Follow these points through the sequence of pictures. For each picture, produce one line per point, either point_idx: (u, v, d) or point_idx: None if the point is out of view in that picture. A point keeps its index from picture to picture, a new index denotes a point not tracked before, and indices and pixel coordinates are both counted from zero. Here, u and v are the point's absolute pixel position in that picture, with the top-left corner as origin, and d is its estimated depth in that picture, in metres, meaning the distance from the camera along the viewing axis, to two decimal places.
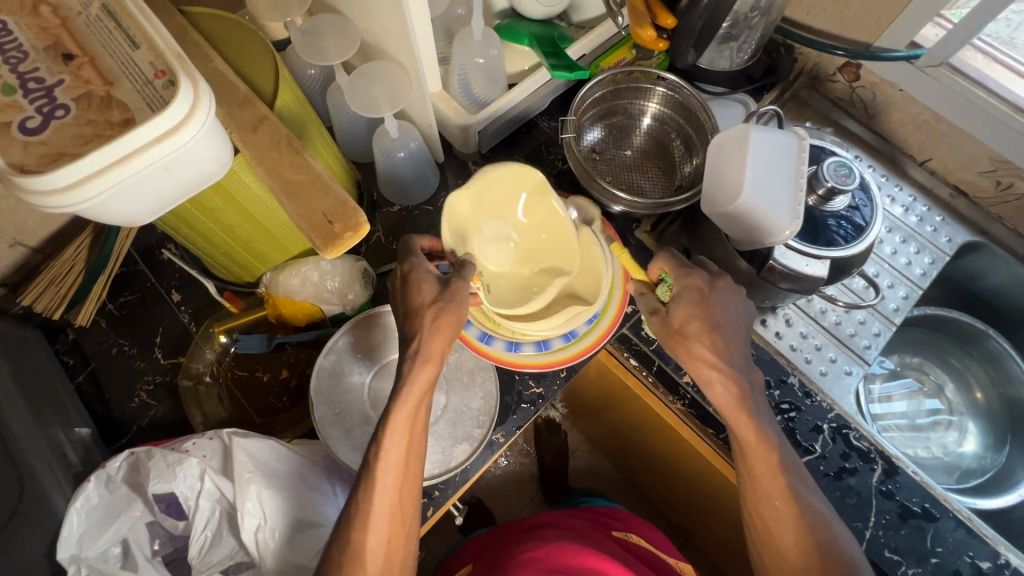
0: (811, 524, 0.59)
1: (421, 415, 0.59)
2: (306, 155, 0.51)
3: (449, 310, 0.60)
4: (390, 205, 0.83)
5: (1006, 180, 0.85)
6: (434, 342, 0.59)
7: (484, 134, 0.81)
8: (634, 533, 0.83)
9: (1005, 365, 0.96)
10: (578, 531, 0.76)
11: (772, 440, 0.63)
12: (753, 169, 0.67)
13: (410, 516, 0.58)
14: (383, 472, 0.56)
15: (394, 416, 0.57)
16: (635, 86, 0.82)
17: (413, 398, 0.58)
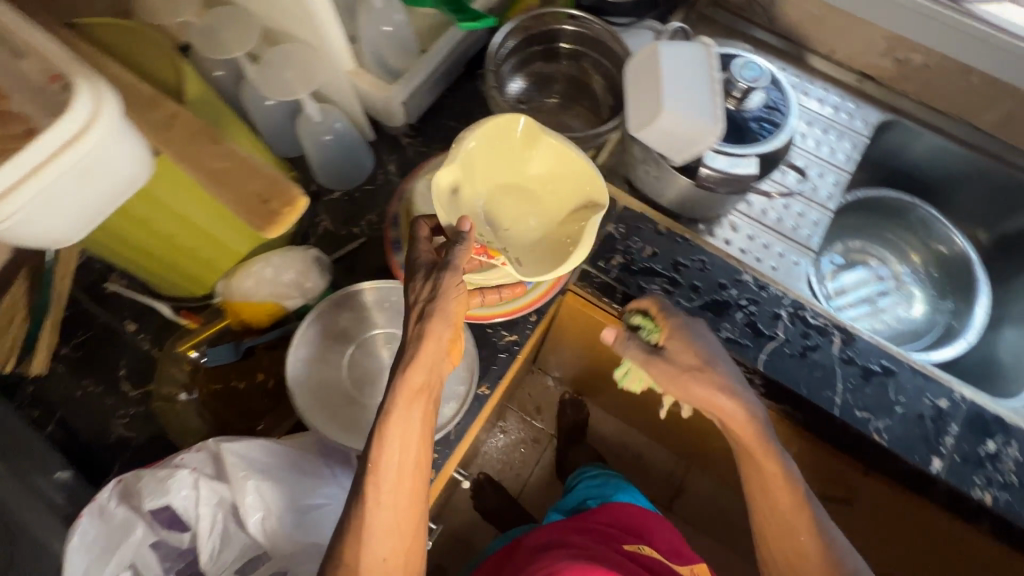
0: (820, 532, 0.63)
1: (415, 419, 0.55)
2: (227, 143, 0.50)
3: (444, 304, 0.55)
4: (330, 192, 0.82)
5: (903, 56, 0.92)
6: (427, 339, 0.54)
7: (408, 104, 0.81)
8: (645, 545, 0.83)
9: (935, 228, 1.03)
10: (584, 549, 0.75)
11: (756, 423, 0.64)
12: (666, 86, 0.69)
13: (411, 516, 0.55)
14: (375, 479, 0.54)
15: (382, 423, 0.54)
16: (546, 28, 0.82)
17: (402, 403, 0.54)
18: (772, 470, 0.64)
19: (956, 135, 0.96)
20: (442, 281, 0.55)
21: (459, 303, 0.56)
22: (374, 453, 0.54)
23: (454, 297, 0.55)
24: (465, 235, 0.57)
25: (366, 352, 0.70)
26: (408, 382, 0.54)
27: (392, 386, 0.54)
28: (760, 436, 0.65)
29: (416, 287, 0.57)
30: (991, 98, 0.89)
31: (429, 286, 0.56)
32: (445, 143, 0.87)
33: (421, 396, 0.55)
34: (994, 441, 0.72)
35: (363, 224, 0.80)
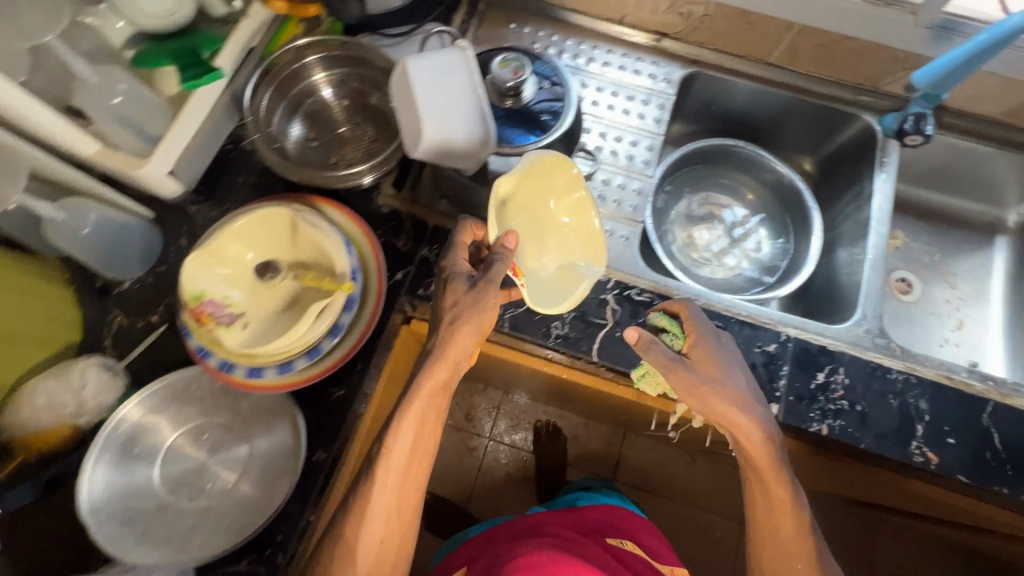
0: (809, 539, 0.68)
1: (432, 414, 0.66)
2: None
3: (475, 307, 0.65)
4: (119, 284, 0.75)
5: (685, 9, 0.91)
6: (455, 347, 0.64)
7: (176, 172, 0.75)
8: (628, 540, 0.90)
9: (761, 164, 1.05)
10: (564, 541, 0.83)
11: (774, 441, 0.67)
12: (422, 108, 0.67)
13: (414, 497, 0.66)
14: (387, 465, 0.64)
15: (406, 414, 0.64)
16: (297, 66, 0.79)
17: (424, 398, 0.65)
18: (776, 488, 0.67)
19: (756, 75, 0.97)
20: (480, 292, 0.65)
21: (489, 316, 0.66)
22: (390, 439, 0.64)
23: (482, 305, 0.65)
24: (502, 249, 0.65)
25: (176, 455, 0.66)
26: (423, 390, 0.64)
27: (417, 385, 0.64)
28: (768, 454, 0.67)
29: (454, 290, 0.66)
30: (773, 36, 0.90)
31: (471, 291, 0.65)
32: (239, 200, 0.81)
33: (442, 393, 0.66)
34: (823, 372, 0.74)
35: (160, 310, 0.74)
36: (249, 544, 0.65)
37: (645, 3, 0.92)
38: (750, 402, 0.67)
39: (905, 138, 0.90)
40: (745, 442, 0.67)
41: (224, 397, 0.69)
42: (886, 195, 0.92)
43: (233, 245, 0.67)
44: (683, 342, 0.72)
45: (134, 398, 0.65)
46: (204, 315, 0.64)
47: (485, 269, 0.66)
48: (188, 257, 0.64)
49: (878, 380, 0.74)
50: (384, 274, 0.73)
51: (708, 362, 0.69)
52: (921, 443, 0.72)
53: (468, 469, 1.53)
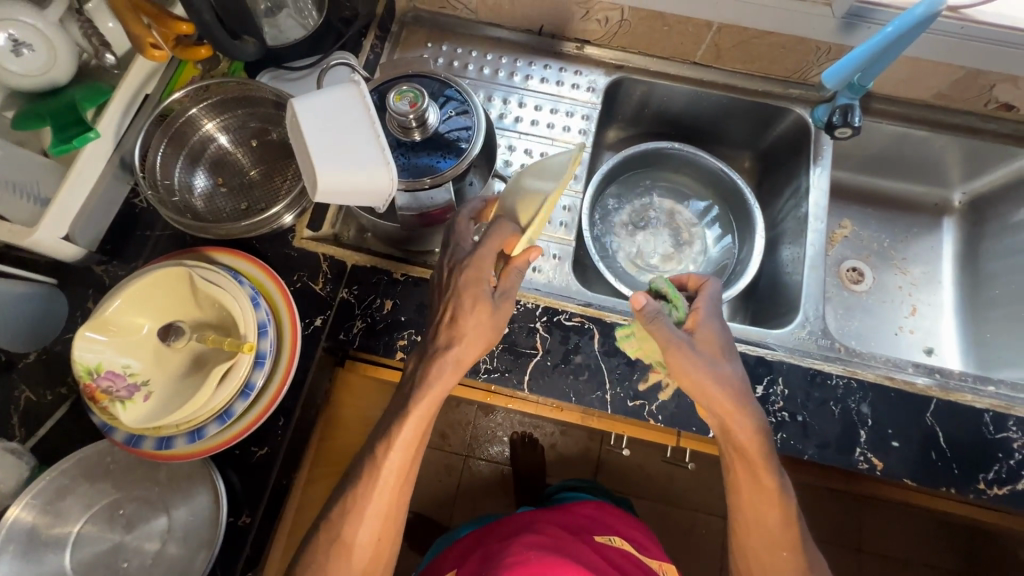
0: (789, 536, 0.65)
1: (432, 419, 0.65)
2: None
3: (479, 313, 0.64)
4: (25, 356, 0.72)
5: (602, 15, 0.88)
6: (464, 346, 0.64)
7: (71, 235, 0.71)
8: (618, 537, 0.87)
9: (699, 163, 1.02)
10: (556, 539, 0.78)
11: (762, 428, 0.64)
12: (316, 148, 0.63)
13: (404, 501, 0.66)
14: (389, 468, 0.63)
15: (410, 418, 0.63)
16: (186, 116, 0.75)
17: (428, 401, 0.64)
18: (764, 481, 0.64)
19: (684, 76, 0.95)
20: (496, 300, 0.65)
21: (495, 324, 0.65)
22: (392, 440, 0.63)
23: (490, 310, 0.64)
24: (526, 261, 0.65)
25: (89, 536, 0.63)
26: (425, 397, 0.63)
27: (427, 386, 0.63)
28: (759, 445, 0.63)
29: (466, 290, 0.64)
30: (694, 35, 0.88)
31: (489, 299, 0.64)
32: (148, 256, 0.77)
33: (443, 398, 0.65)
34: (762, 385, 0.72)
35: (69, 381, 0.71)
36: None
37: (561, 11, 0.89)
38: (745, 392, 0.64)
39: (834, 130, 0.86)
40: (737, 434, 0.63)
41: (139, 469, 0.66)
42: (822, 189, 0.90)
43: (128, 313, 0.63)
44: (686, 315, 0.69)
45: (19, 502, 0.61)
46: (99, 393, 0.61)
47: (506, 279, 0.66)
48: (77, 333, 0.60)
49: (819, 387, 0.72)
50: (297, 319, 0.70)
51: (716, 345, 0.66)
52: (866, 449, 0.70)
53: (445, 490, 1.51)
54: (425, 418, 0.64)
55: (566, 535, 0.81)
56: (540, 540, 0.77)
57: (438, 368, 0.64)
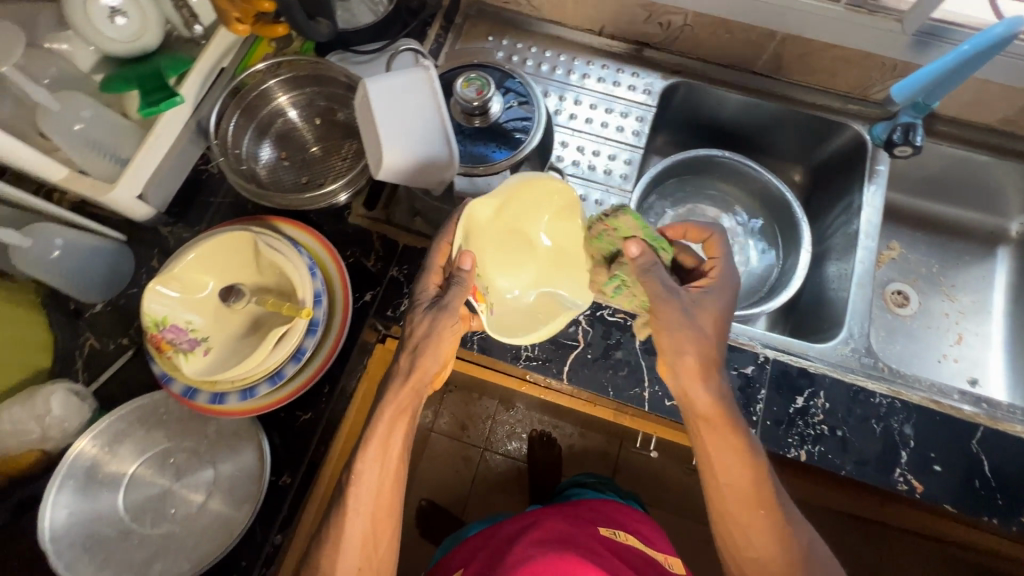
0: (766, 510, 0.63)
1: (395, 441, 0.65)
2: None
3: (430, 341, 0.64)
4: (91, 306, 0.76)
5: (664, 19, 0.88)
6: (415, 369, 0.64)
7: (145, 195, 0.75)
8: (622, 530, 0.86)
9: (747, 173, 1.02)
10: (560, 534, 0.80)
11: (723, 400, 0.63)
12: (387, 129, 0.66)
13: (386, 527, 0.66)
14: (357, 494, 0.64)
15: (370, 440, 0.64)
16: (260, 88, 0.78)
17: (387, 420, 0.64)
18: (744, 452, 0.62)
19: (741, 84, 0.94)
20: (436, 320, 0.64)
21: (449, 343, 0.65)
22: (358, 470, 0.64)
23: (444, 331, 0.64)
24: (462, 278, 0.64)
25: (141, 480, 0.66)
26: (391, 405, 0.64)
27: (382, 408, 0.64)
28: (720, 405, 0.63)
29: (414, 321, 0.66)
30: (756, 44, 0.87)
31: (426, 320, 0.64)
32: (211, 222, 0.81)
33: (404, 416, 0.65)
34: (802, 396, 0.72)
35: (130, 333, 0.75)
36: (214, 570, 0.65)
37: (624, 13, 0.90)
38: (722, 324, 0.64)
39: (894, 148, 0.86)
40: (696, 403, 0.63)
41: (190, 422, 0.69)
42: (874, 207, 0.88)
43: (193, 271, 0.66)
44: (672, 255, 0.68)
45: (85, 434, 0.65)
46: (164, 343, 0.64)
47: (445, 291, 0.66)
48: (146, 285, 0.63)
49: (861, 404, 0.71)
50: (348, 286, 0.72)
51: (713, 287, 0.66)
52: (906, 470, 0.69)
53: (461, 479, 1.53)
54: (401, 418, 0.65)
55: (568, 529, 0.82)
56: (544, 537, 0.80)
57: (393, 392, 0.65)
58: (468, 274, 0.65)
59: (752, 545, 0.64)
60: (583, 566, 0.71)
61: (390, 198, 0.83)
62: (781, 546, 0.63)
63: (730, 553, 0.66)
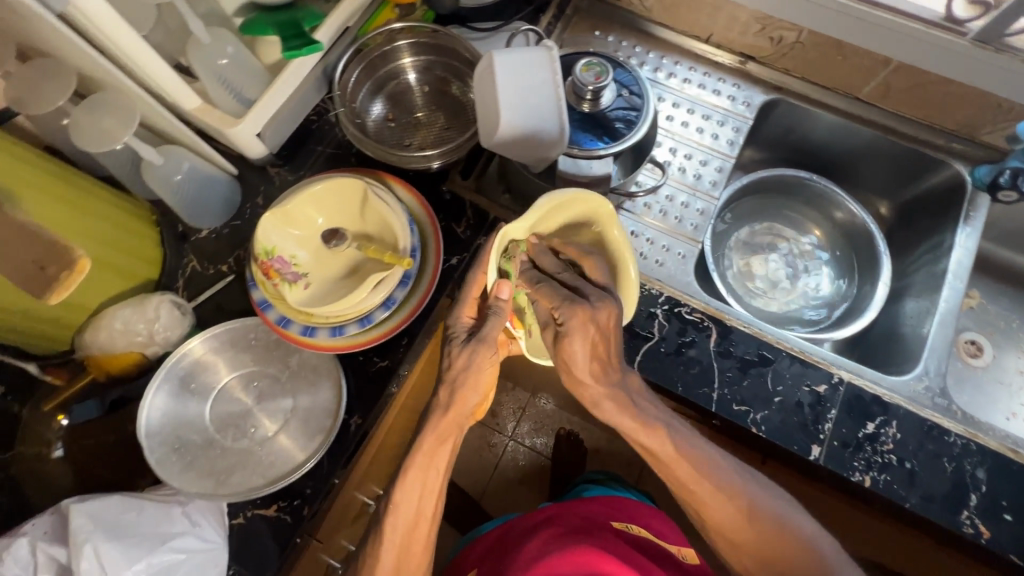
0: (729, 495, 0.65)
1: (439, 466, 0.66)
2: None
3: (470, 373, 0.64)
4: (198, 232, 0.81)
5: (777, 34, 0.89)
6: (455, 402, 0.65)
7: (265, 136, 0.79)
8: (635, 525, 0.83)
9: (832, 199, 1.02)
10: (575, 527, 0.77)
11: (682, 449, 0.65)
12: (507, 99, 0.69)
13: (416, 557, 0.66)
14: (395, 523, 0.65)
15: (411, 467, 0.66)
16: (388, 47, 0.82)
17: (428, 449, 0.66)
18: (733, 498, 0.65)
19: (843, 109, 0.94)
20: (474, 353, 0.64)
21: (488, 372, 0.65)
22: (396, 498, 0.65)
23: (482, 364, 0.64)
24: (500, 308, 0.64)
25: (227, 396, 0.70)
26: (427, 437, 0.66)
27: (424, 437, 0.66)
28: (620, 396, 0.64)
29: (451, 354, 0.65)
30: (868, 70, 0.87)
31: (465, 353, 0.64)
32: (314, 169, 0.85)
33: (446, 443, 0.66)
34: (873, 423, 0.71)
35: (230, 261, 0.79)
36: (279, 493, 0.68)
37: (736, 24, 0.90)
38: (602, 341, 0.61)
39: (999, 191, 0.83)
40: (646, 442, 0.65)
41: (275, 351, 0.73)
42: (966, 249, 0.87)
43: (306, 209, 0.70)
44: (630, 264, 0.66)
45: (200, 335, 0.70)
46: (272, 270, 0.68)
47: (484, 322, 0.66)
48: (263, 213, 0.67)
49: (934, 440, 0.70)
50: (441, 249, 0.75)
51: (602, 319, 0.60)
52: (973, 514, 0.67)
53: (487, 463, 1.54)
54: (437, 449, 0.66)
55: (584, 521, 0.79)
56: (559, 531, 0.76)
57: (434, 423, 0.66)
58: (506, 303, 0.65)
59: (727, 525, 0.66)
60: (601, 555, 0.67)
61: (482, 172, 0.87)
62: (748, 520, 0.65)
63: (717, 535, 0.68)
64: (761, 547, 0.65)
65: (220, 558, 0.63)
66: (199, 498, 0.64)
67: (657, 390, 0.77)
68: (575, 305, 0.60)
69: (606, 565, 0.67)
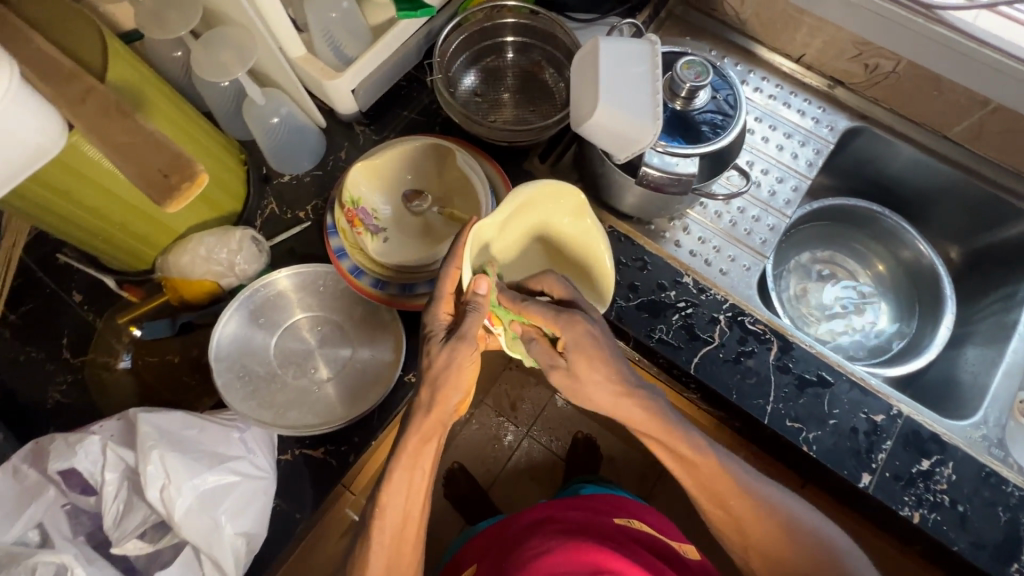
0: (759, 503, 0.61)
1: (422, 468, 0.63)
2: (84, 75, 0.51)
3: (450, 371, 0.60)
4: (280, 176, 0.83)
5: (872, 61, 0.88)
6: (437, 402, 0.61)
7: (360, 93, 0.80)
8: (635, 519, 0.80)
9: (902, 237, 1.01)
10: (577, 524, 0.73)
11: (704, 447, 0.63)
12: (605, 87, 0.67)
13: (408, 557, 0.63)
14: (382, 525, 0.62)
15: (395, 468, 0.62)
16: (493, 25, 0.85)
17: (413, 447, 0.62)
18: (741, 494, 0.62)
19: (930, 146, 0.92)
20: (455, 352, 0.60)
21: (470, 371, 0.61)
22: (383, 499, 0.62)
23: (464, 362, 0.60)
24: (478, 303, 0.58)
25: (292, 334, 0.73)
26: (412, 435, 0.62)
27: (406, 435, 0.62)
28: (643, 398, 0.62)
29: (430, 354, 0.61)
30: (963, 109, 0.85)
31: (445, 352, 0.59)
32: (398, 132, 0.87)
33: (429, 443, 0.63)
34: (929, 460, 0.70)
35: (308, 208, 0.82)
36: (327, 437, 0.70)
37: (832, 47, 0.90)
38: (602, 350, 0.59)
39: None
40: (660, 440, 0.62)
41: (342, 299, 0.74)
42: None
43: (395, 167, 0.74)
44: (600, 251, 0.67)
45: (289, 269, 0.72)
46: (356, 219, 0.71)
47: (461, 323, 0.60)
48: (356, 162, 0.71)
49: (990, 487, 0.69)
50: None
51: (600, 322, 0.61)
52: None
53: None
54: (420, 446, 0.62)
55: (586, 519, 0.75)
56: (562, 526, 0.72)
57: (417, 422, 0.62)
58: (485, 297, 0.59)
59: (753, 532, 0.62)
60: (606, 554, 0.64)
61: (558, 159, 0.89)
62: (785, 532, 0.61)
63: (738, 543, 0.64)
64: (786, 559, 0.61)
65: (269, 487, 0.63)
66: (257, 426, 0.65)
67: (708, 395, 0.76)
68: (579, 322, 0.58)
69: (612, 565, 0.63)
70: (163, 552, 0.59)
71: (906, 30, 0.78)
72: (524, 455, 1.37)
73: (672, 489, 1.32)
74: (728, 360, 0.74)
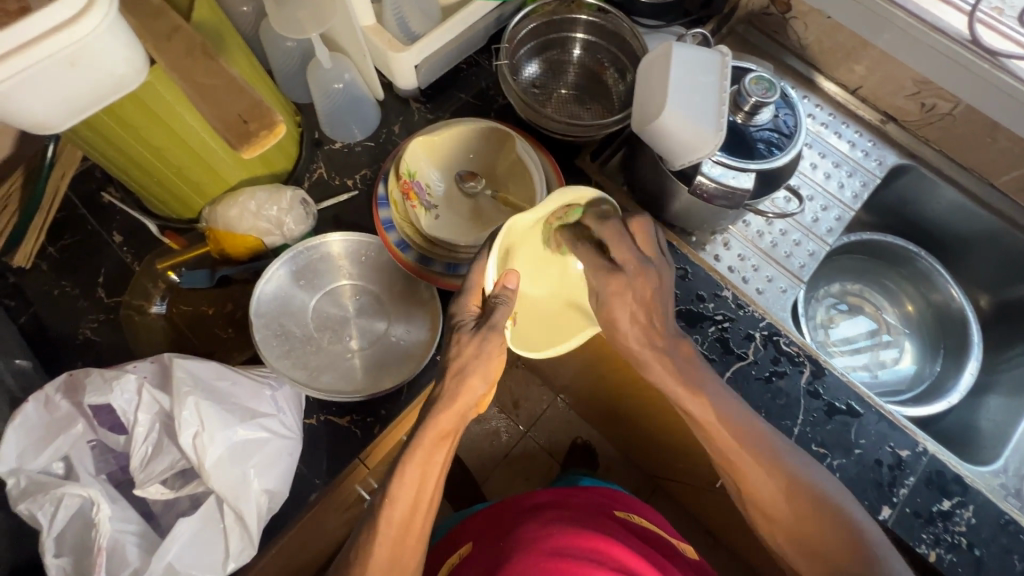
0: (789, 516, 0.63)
1: (436, 464, 0.62)
2: (169, 11, 0.50)
3: (479, 362, 0.60)
4: (331, 142, 0.83)
5: (930, 101, 0.88)
6: (460, 394, 0.61)
7: (422, 71, 0.80)
8: (638, 515, 0.79)
9: (935, 280, 1.01)
10: (578, 513, 0.73)
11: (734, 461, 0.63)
12: (673, 91, 0.67)
13: (412, 550, 0.63)
14: (391, 513, 0.61)
15: (409, 460, 0.62)
16: (565, 18, 0.85)
17: (429, 441, 0.62)
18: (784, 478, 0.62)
19: (974, 192, 0.92)
20: (484, 341, 0.59)
21: (496, 362, 0.61)
22: (393, 490, 0.62)
23: (492, 350, 0.60)
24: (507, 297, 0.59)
25: (333, 301, 0.73)
26: (430, 429, 0.61)
27: (423, 430, 0.61)
28: (672, 412, 0.64)
29: (459, 344, 0.60)
30: (1014, 158, 0.85)
31: (476, 341, 0.59)
32: (453, 113, 0.86)
33: (445, 441, 0.62)
34: (950, 501, 0.69)
35: (357, 177, 0.81)
36: (354, 406, 0.69)
37: (890, 81, 0.90)
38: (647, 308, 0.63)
39: None
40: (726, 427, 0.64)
41: (383, 272, 0.74)
42: None
43: (455, 146, 0.76)
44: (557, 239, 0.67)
45: (340, 234, 0.72)
46: (410, 191, 0.72)
47: (485, 312, 0.61)
48: (415, 138, 0.73)
49: (1008, 535, 0.69)
50: None
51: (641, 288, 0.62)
52: None
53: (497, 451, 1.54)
54: (435, 442, 0.62)
55: (592, 509, 0.75)
56: (564, 513, 0.72)
57: (436, 416, 0.62)
58: (511, 292, 0.61)
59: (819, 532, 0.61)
60: (607, 540, 0.65)
61: (609, 159, 0.88)
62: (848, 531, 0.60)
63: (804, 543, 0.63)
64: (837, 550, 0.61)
65: (294, 449, 0.62)
66: (288, 386, 0.65)
67: None
68: (615, 274, 0.62)
69: (613, 550, 0.64)
70: (183, 500, 0.59)
71: (969, 74, 0.77)
72: (523, 451, 1.36)
73: (666, 504, 1.32)
74: (761, 379, 0.74)
